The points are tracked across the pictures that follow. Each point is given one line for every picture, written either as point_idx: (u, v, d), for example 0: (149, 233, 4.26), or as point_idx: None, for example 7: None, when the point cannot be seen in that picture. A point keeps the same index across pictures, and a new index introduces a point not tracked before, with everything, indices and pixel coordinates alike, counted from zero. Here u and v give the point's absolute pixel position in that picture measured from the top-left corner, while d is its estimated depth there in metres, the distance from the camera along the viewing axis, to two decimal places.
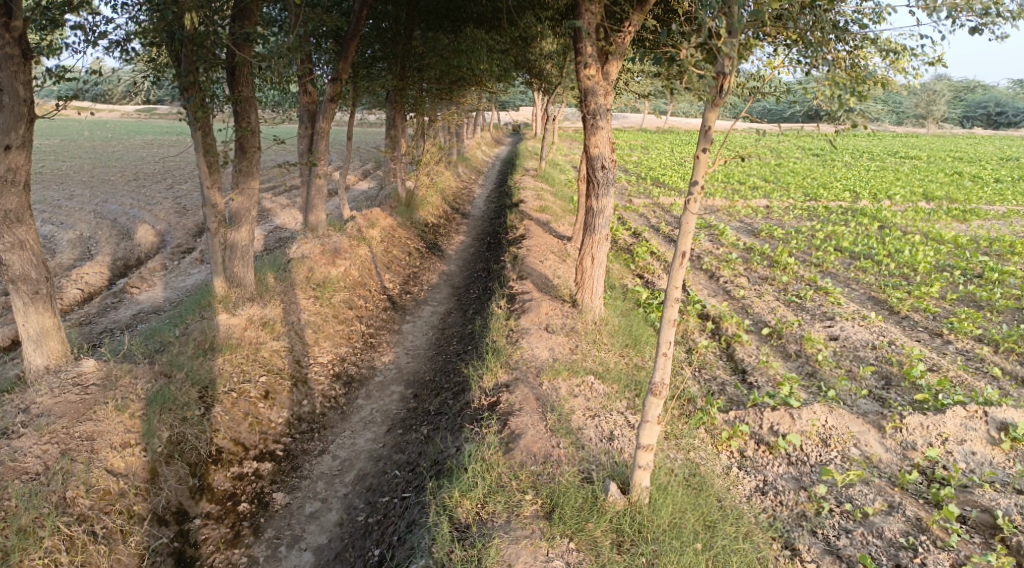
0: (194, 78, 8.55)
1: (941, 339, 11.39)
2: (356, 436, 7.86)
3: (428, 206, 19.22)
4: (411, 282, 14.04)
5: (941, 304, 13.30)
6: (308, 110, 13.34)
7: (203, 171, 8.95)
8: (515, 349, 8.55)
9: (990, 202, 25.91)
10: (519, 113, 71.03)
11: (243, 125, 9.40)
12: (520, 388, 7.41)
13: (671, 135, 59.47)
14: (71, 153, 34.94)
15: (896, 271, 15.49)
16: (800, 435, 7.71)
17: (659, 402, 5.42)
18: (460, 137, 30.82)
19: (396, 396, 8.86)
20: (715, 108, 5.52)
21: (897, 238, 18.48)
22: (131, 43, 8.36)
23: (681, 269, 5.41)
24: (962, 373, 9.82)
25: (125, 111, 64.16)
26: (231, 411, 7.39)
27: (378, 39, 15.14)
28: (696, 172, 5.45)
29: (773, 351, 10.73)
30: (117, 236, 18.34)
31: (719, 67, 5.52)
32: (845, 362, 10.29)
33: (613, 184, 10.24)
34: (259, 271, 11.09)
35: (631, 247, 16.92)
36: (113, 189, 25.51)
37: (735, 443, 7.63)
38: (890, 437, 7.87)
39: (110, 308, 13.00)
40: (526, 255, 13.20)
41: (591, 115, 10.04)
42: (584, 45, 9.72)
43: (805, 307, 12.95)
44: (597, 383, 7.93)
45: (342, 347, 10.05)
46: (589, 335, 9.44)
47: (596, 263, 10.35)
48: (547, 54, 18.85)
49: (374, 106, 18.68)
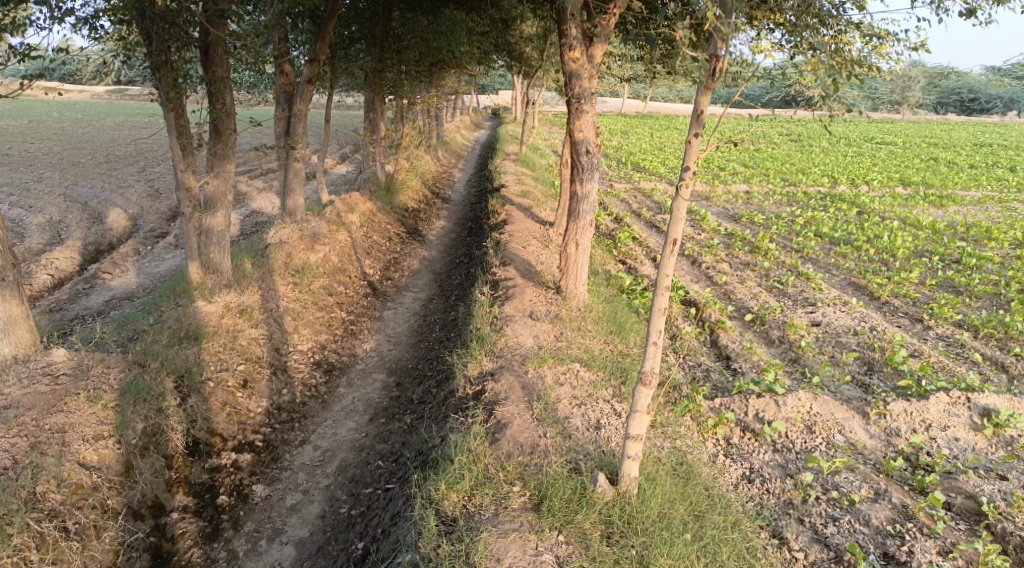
0: (166, 55, 8.26)
1: (922, 325, 11.48)
2: (338, 425, 7.70)
3: (408, 190, 18.95)
4: (391, 267, 13.84)
5: (921, 289, 13.41)
6: (285, 91, 13.02)
7: (176, 153, 8.65)
8: (499, 337, 8.42)
9: (965, 187, 26.21)
10: (498, 97, 70.39)
11: (217, 106, 9.08)
12: (505, 377, 7.29)
13: (652, 120, 59.36)
14: (39, 135, 33.95)
15: (876, 257, 15.58)
16: (785, 421, 7.72)
17: (649, 392, 5.33)
18: (440, 121, 30.46)
19: (378, 384, 8.70)
20: (707, 93, 5.34)
21: (876, 224, 18.60)
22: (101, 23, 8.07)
23: (672, 257, 5.30)
24: (943, 358, 9.90)
25: (95, 92, 62.52)
26: (208, 401, 7.18)
27: (355, 19, 14.70)
28: (687, 157, 5.35)
29: (756, 337, 10.72)
30: (88, 221, 17.82)
31: (712, 49, 5.40)
32: (828, 347, 10.32)
33: (597, 169, 10.10)
34: (235, 257, 10.80)
35: (613, 232, 16.84)
36: (83, 172, 24.83)
37: (721, 431, 7.61)
38: (874, 423, 7.92)
39: (81, 294, 12.63)
40: (508, 240, 13.06)
41: (576, 98, 9.88)
42: (568, 27, 9.57)
43: (787, 293, 12.96)
44: (583, 371, 7.85)
45: (323, 335, 9.86)
46: (573, 322, 9.34)
47: (580, 249, 10.23)
48: (527, 37, 18.63)
49: (352, 88, 18.31)
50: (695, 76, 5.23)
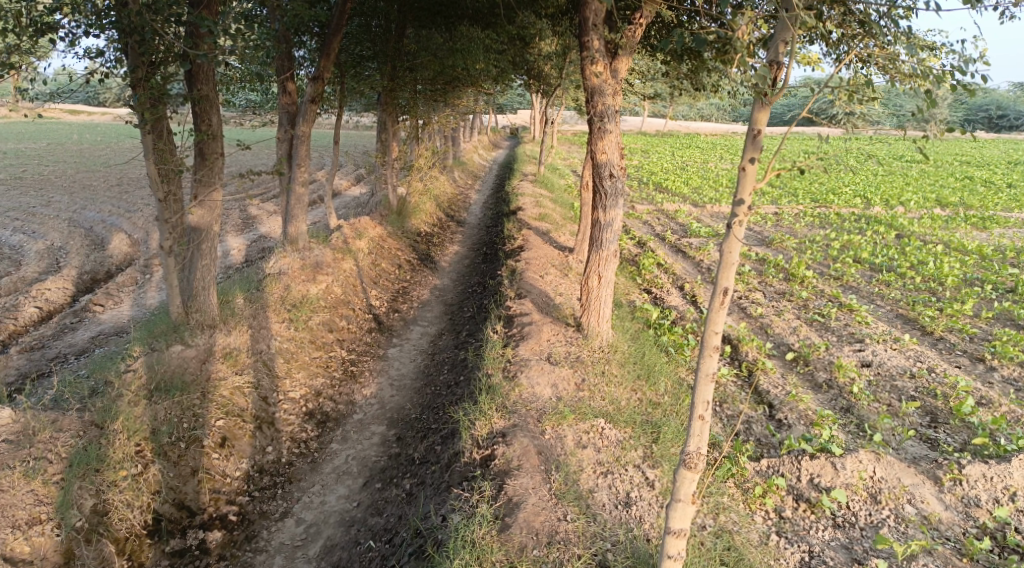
0: (143, 72, 7.44)
1: (985, 366, 10.31)
2: (326, 492, 6.78)
3: (420, 213, 18.10)
4: (400, 298, 12.93)
5: (977, 323, 12.23)
6: (288, 111, 12.12)
7: (154, 181, 7.78)
8: (513, 387, 7.40)
9: (1007, 208, 24.79)
10: (517, 117, 69.86)
11: (202, 128, 8.18)
12: (518, 439, 6.25)
13: (671, 139, 58.41)
14: (56, 157, 33.80)
15: (922, 285, 14.40)
16: (845, 489, 6.68)
17: (695, 477, 4.29)
18: (456, 141, 29.70)
19: (377, 439, 7.73)
20: (766, 107, 4.23)
21: (918, 248, 17.38)
22: (104, 31, 7.13)
23: (722, 311, 4.26)
24: (1018, 407, 8.71)
25: (115, 113, 62.33)
26: (176, 467, 6.42)
27: (367, 36, 13.98)
28: (742, 187, 4.33)
29: (801, 380, 9.61)
30: (89, 248, 17.17)
31: (771, 54, 4.38)
32: (883, 393, 9.18)
33: (622, 195, 9.05)
34: (227, 291, 9.92)
35: (637, 258, 15.82)
36: (94, 195, 24.36)
37: (770, 501, 6.56)
38: (949, 491, 6.81)
39: (69, 328, 11.90)
40: (524, 269, 12.11)
41: (598, 116, 8.91)
42: (590, 39, 8.67)
43: (830, 327, 11.81)
44: (609, 429, 6.81)
45: (319, 379, 8.93)
46: (596, 366, 8.32)
47: (603, 282, 9.14)
48: (546, 54, 17.84)
49: (364, 108, 17.53)
50: (754, 86, 4.10)
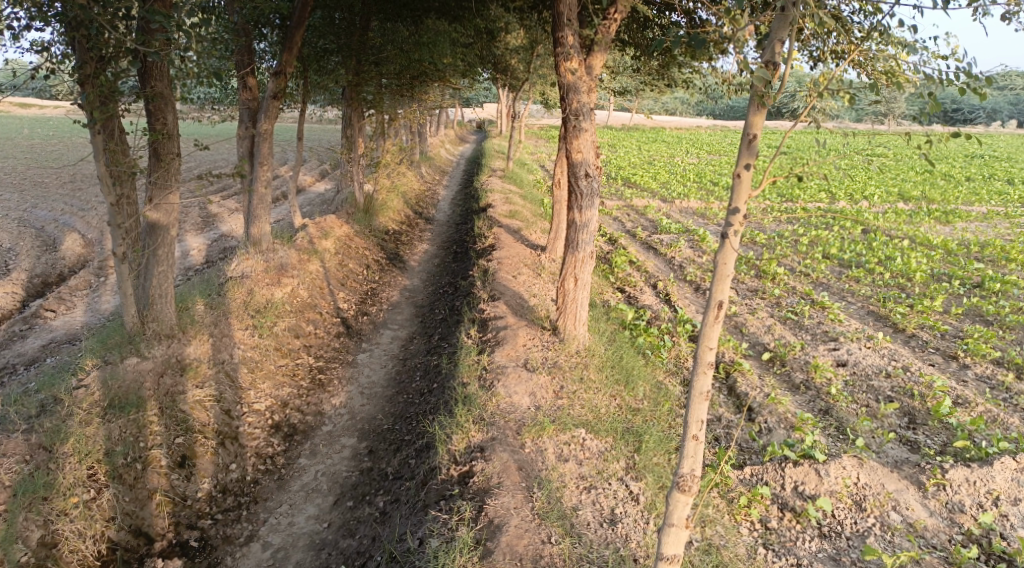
0: (92, 69, 6.95)
1: (957, 363, 10.36)
2: (295, 512, 6.45)
3: (388, 211, 17.68)
4: (368, 300, 12.54)
5: (946, 319, 12.33)
6: (248, 108, 11.61)
7: (105, 184, 7.30)
8: (490, 397, 7.13)
9: (967, 202, 25.22)
10: (483, 111, 69.29)
11: (157, 127, 7.72)
12: (498, 455, 6.03)
13: (637, 133, 58.54)
14: (5, 152, 32.39)
15: (891, 281, 14.49)
16: (829, 496, 6.60)
17: (689, 500, 4.11)
18: (423, 136, 29.20)
19: (347, 452, 7.40)
20: (762, 110, 4.03)
21: (885, 243, 17.53)
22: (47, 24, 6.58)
23: (717, 325, 4.07)
24: (993, 407, 8.75)
25: (66, 105, 59.87)
26: (132, 491, 6.04)
27: (330, 30, 13.36)
28: (736, 196, 4.13)
29: (777, 381, 9.51)
30: (39, 249, 16.36)
31: (766, 55, 4.14)
32: (860, 393, 9.14)
33: (598, 195, 8.81)
34: (186, 296, 9.45)
35: (609, 256, 15.64)
36: (45, 193, 23.29)
37: (756, 511, 6.44)
38: (933, 497, 6.75)
39: (17, 335, 11.27)
40: (496, 270, 11.83)
41: (573, 114, 8.66)
42: (564, 34, 8.42)
43: (803, 325, 11.75)
44: (590, 440, 6.59)
45: (285, 389, 8.53)
46: (574, 372, 8.09)
47: (580, 285, 8.89)
48: (514, 48, 17.52)
49: (328, 103, 17.00)
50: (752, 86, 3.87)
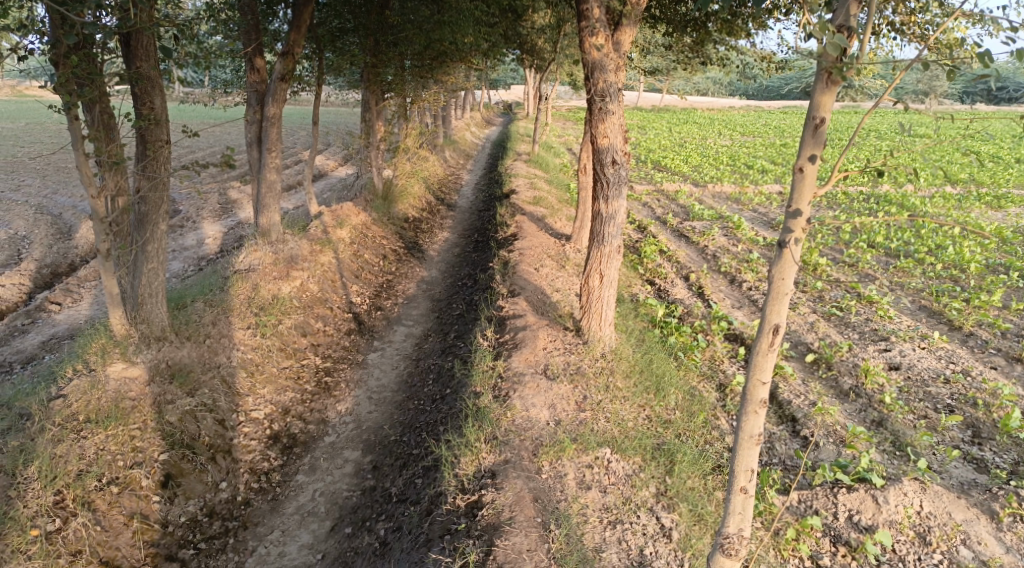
0: (66, 48, 6.25)
1: (1022, 367, 9.39)
2: (287, 540, 5.97)
3: (408, 197, 16.98)
4: (383, 293, 11.91)
5: (1006, 315, 11.29)
6: (256, 90, 10.92)
7: (86, 174, 6.67)
8: (505, 412, 6.42)
9: (1019, 186, 23.70)
10: (510, 93, 68.19)
11: (143, 112, 7.05)
12: (511, 482, 5.44)
13: (667, 113, 56.97)
14: (33, 138, 32.37)
15: (942, 272, 13.42)
16: (889, 528, 5.81)
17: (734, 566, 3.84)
18: (446, 118, 28.41)
19: (349, 467, 6.82)
20: (832, 88, 3.24)
21: (935, 230, 16.36)
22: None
23: (770, 355, 3.52)
24: None
25: None
26: (105, 517, 5.59)
27: (346, 8, 12.68)
28: (798, 196, 3.40)
29: (823, 387, 8.64)
30: (53, 237, 15.97)
31: (839, 17, 3.32)
32: (916, 401, 8.25)
33: (626, 183, 7.99)
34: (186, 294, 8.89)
35: (638, 244, 14.79)
36: (68, 180, 23.01)
37: (805, 546, 5.71)
38: (1008, 529, 5.92)
39: (19, 330, 10.85)
40: (517, 262, 11.09)
41: (599, 95, 7.81)
42: (589, 7, 7.61)
43: (849, 322, 10.81)
44: (615, 461, 5.84)
45: (287, 394, 7.93)
46: (599, 379, 7.34)
47: (605, 281, 8.10)
48: (539, 27, 16.63)
49: (345, 84, 16.26)
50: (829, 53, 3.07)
